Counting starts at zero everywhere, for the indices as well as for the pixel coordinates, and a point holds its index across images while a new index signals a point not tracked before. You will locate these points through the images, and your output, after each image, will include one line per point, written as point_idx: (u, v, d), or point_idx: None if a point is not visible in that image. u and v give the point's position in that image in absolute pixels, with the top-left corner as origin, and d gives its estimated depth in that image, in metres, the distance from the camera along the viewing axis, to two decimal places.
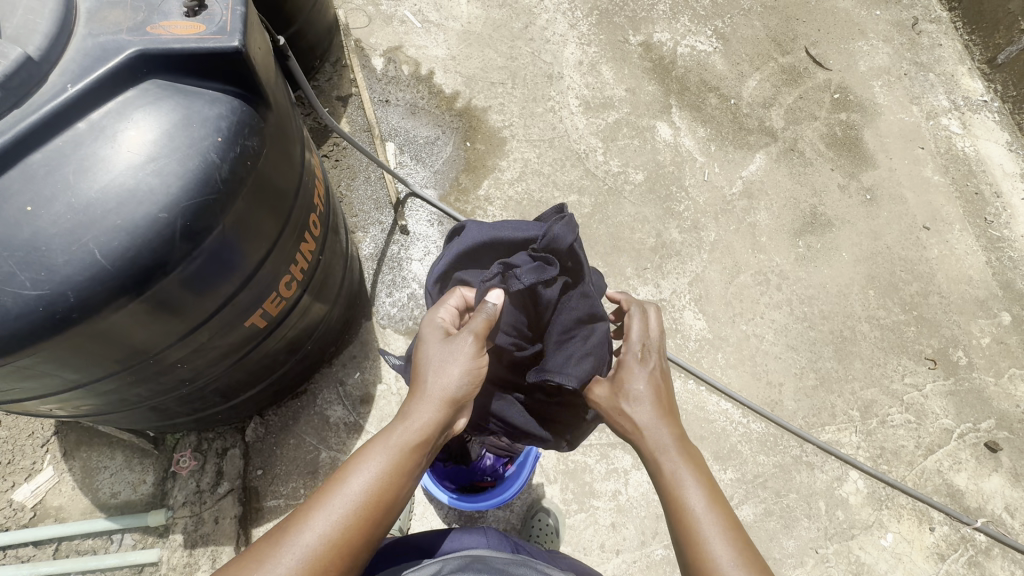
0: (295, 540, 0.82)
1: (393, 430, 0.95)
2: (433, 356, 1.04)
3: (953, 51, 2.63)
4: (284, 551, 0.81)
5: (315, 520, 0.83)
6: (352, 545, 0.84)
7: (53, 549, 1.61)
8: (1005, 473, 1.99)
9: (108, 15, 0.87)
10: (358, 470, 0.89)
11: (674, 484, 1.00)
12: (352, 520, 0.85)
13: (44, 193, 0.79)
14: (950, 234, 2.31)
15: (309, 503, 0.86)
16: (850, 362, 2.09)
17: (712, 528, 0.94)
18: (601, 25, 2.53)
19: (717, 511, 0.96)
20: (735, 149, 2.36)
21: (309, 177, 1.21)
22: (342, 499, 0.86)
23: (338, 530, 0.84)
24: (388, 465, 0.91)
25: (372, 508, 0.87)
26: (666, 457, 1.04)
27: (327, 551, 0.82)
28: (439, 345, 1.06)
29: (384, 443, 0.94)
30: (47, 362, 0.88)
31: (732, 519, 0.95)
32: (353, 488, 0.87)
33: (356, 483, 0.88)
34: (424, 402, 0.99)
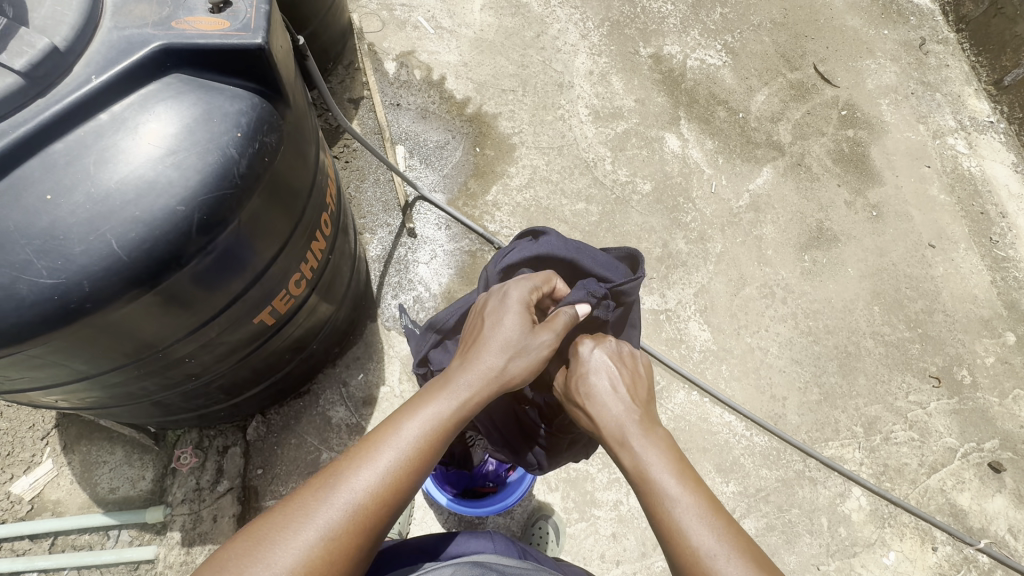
0: (342, 486, 0.80)
1: (445, 393, 0.94)
2: (498, 334, 1.03)
3: (961, 72, 2.65)
4: (326, 501, 0.78)
5: (361, 472, 0.81)
6: (396, 498, 0.83)
7: (49, 543, 1.60)
8: (1008, 495, 1.98)
9: (133, 9, 0.88)
10: (410, 425, 0.88)
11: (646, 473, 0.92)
12: (397, 475, 0.83)
13: (64, 182, 0.79)
14: (955, 253, 2.31)
15: (356, 450, 0.84)
16: (853, 378, 2.08)
17: (691, 516, 0.85)
18: (612, 36, 2.55)
19: (691, 488, 0.89)
20: (742, 163, 2.37)
21: (322, 178, 1.22)
22: (390, 455, 0.84)
23: (386, 481, 0.82)
24: (437, 426, 0.90)
25: (420, 464, 0.86)
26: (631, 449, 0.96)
27: (372, 501, 0.80)
28: (507, 323, 1.05)
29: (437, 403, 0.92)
30: (58, 352, 0.88)
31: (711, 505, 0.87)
32: (405, 440, 0.86)
33: (407, 436, 0.87)
34: (479, 372, 0.98)
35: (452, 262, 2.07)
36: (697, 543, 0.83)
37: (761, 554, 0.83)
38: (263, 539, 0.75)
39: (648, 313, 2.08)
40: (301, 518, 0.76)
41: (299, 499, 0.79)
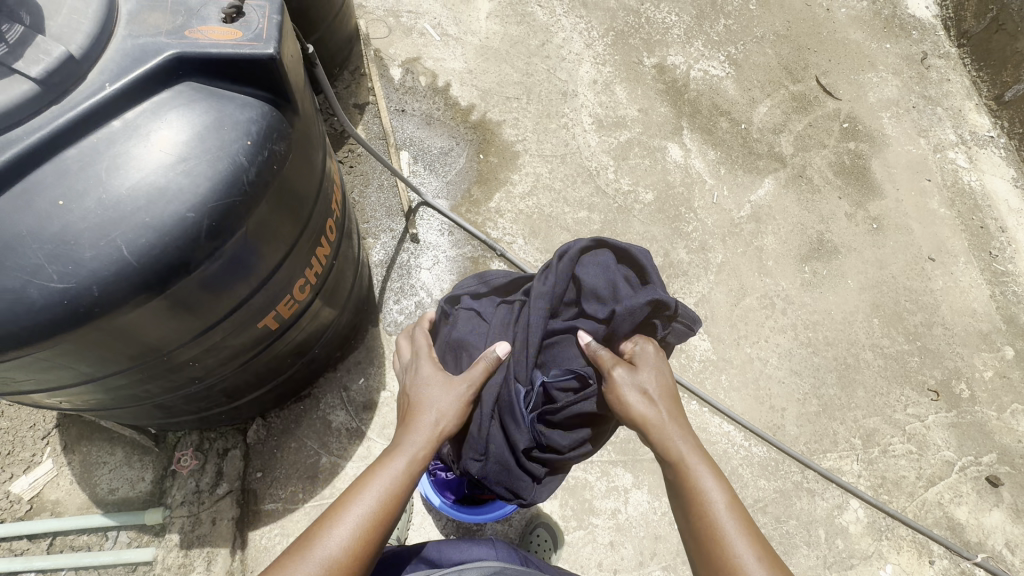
0: (313, 551, 0.88)
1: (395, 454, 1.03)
2: (433, 394, 1.13)
3: (962, 86, 2.67)
4: (304, 560, 0.87)
5: (332, 531, 0.91)
6: (365, 555, 0.91)
7: (47, 544, 1.60)
8: (1006, 509, 1.98)
9: (148, 18, 0.89)
10: (365, 491, 0.96)
11: (692, 476, 1.04)
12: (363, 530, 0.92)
13: (77, 187, 0.80)
14: (954, 267, 2.32)
15: (322, 519, 0.92)
16: (852, 390, 2.09)
17: (731, 525, 0.98)
18: (616, 45, 2.57)
19: (732, 503, 1.01)
20: (744, 174, 2.39)
21: (328, 184, 1.23)
22: (355, 514, 0.93)
23: (351, 542, 0.90)
24: (394, 482, 1.00)
25: (380, 522, 0.94)
26: (682, 459, 1.07)
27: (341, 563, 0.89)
28: (436, 383, 1.16)
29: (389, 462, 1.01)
30: (65, 355, 0.89)
31: (743, 511, 1.00)
32: (362, 504, 0.94)
33: (366, 501, 0.95)
34: (423, 431, 1.07)
35: (454, 268, 2.08)
36: (736, 551, 0.95)
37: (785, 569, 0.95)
38: None
39: None
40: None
41: (276, 570, 0.87)
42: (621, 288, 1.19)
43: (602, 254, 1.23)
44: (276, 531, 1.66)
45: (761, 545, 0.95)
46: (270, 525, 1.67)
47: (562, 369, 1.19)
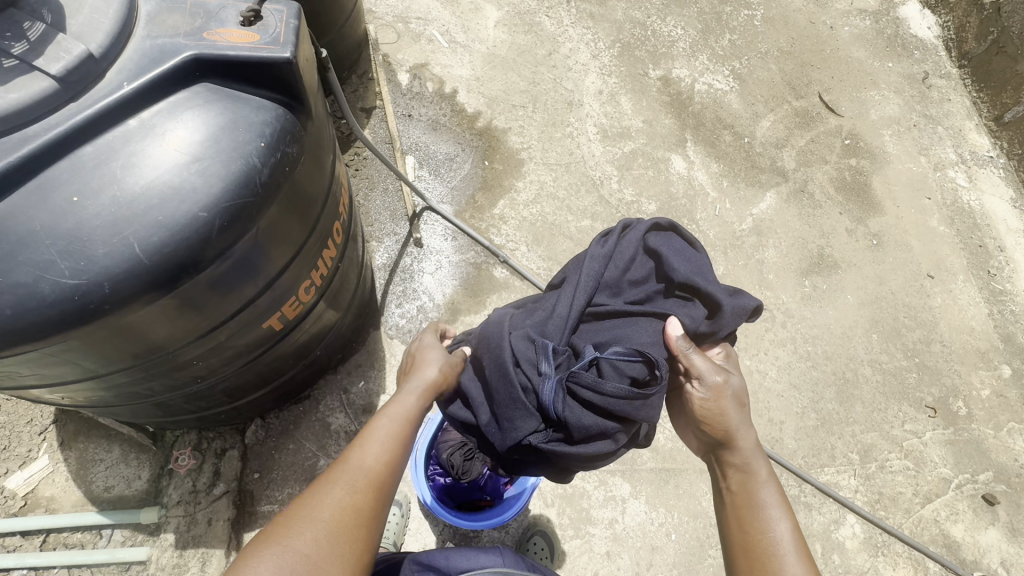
0: (342, 472, 0.97)
1: (399, 404, 1.10)
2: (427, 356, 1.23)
3: (962, 106, 2.70)
4: (335, 479, 0.96)
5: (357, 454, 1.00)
6: (387, 476, 1.00)
7: (40, 541, 1.58)
8: (1001, 528, 1.98)
9: (167, 19, 0.90)
10: (378, 426, 1.06)
11: (757, 493, 1.10)
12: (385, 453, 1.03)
13: (91, 184, 0.81)
14: (953, 284, 2.34)
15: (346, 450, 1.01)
16: (851, 405, 2.10)
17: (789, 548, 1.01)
18: (622, 57, 2.59)
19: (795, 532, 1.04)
20: (746, 187, 2.41)
21: (337, 187, 1.23)
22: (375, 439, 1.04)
23: (374, 467, 1.00)
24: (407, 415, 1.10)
25: (396, 450, 1.04)
26: (753, 476, 1.12)
27: (368, 483, 0.98)
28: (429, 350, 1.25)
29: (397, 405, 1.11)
30: (72, 351, 0.89)
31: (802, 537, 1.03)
32: (379, 438, 1.04)
33: (380, 434, 1.05)
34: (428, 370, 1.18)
35: (457, 273, 2.08)
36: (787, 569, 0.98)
37: None
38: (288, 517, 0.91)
39: None
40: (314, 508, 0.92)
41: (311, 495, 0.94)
42: (703, 271, 1.16)
43: (674, 236, 1.21)
44: None
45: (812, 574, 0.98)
46: (266, 527, 1.66)
47: (626, 349, 1.09)
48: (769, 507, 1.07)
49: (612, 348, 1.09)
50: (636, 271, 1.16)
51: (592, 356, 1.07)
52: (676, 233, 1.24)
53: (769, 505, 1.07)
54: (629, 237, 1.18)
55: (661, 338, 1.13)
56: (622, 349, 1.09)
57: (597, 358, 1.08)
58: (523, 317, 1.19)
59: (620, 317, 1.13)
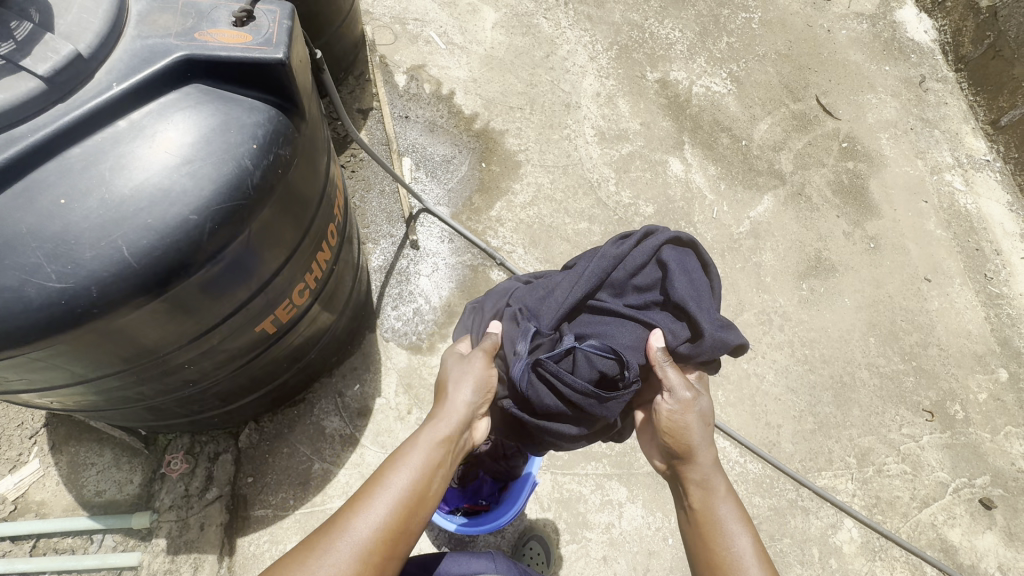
0: (347, 528, 0.89)
1: (416, 447, 1.01)
2: (456, 379, 1.14)
3: (959, 110, 2.71)
4: (336, 539, 0.87)
5: (363, 511, 0.91)
6: (402, 532, 0.92)
7: (30, 546, 1.57)
8: (998, 532, 1.98)
9: (157, 19, 0.89)
10: (392, 475, 0.96)
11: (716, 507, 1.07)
12: (396, 509, 0.93)
13: (79, 186, 0.79)
14: (951, 288, 2.34)
15: (353, 499, 0.92)
16: (848, 409, 2.09)
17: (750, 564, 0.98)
18: (620, 59, 2.59)
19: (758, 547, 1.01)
20: (744, 190, 2.40)
21: (331, 190, 1.22)
22: (386, 491, 0.94)
23: (387, 521, 0.91)
24: (426, 466, 0.99)
25: (413, 502, 0.95)
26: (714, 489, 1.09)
27: (377, 541, 0.89)
28: (460, 369, 1.16)
29: (419, 442, 1.02)
30: (59, 355, 0.87)
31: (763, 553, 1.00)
32: (396, 484, 0.95)
33: (397, 481, 0.96)
34: (453, 411, 1.08)
35: (453, 275, 2.07)
36: None
37: None
38: None
39: None
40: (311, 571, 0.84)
41: (311, 550, 0.86)
42: (705, 298, 1.14)
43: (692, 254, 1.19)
44: (264, 537, 1.64)
45: None
46: (259, 531, 1.64)
47: (600, 345, 1.13)
48: (730, 522, 1.04)
49: (591, 342, 1.13)
50: (643, 277, 1.16)
51: (569, 347, 1.13)
52: (696, 251, 1.20)
53: (728, 521, 1.04)
54: (644, 244, 1.15)
55: (642, 346, 1.15)
56: (600, 345, 1.13)
57: (574, 349, 1.13)
58: (533, 290, 1.24)
59: (611, 316, 1.16)
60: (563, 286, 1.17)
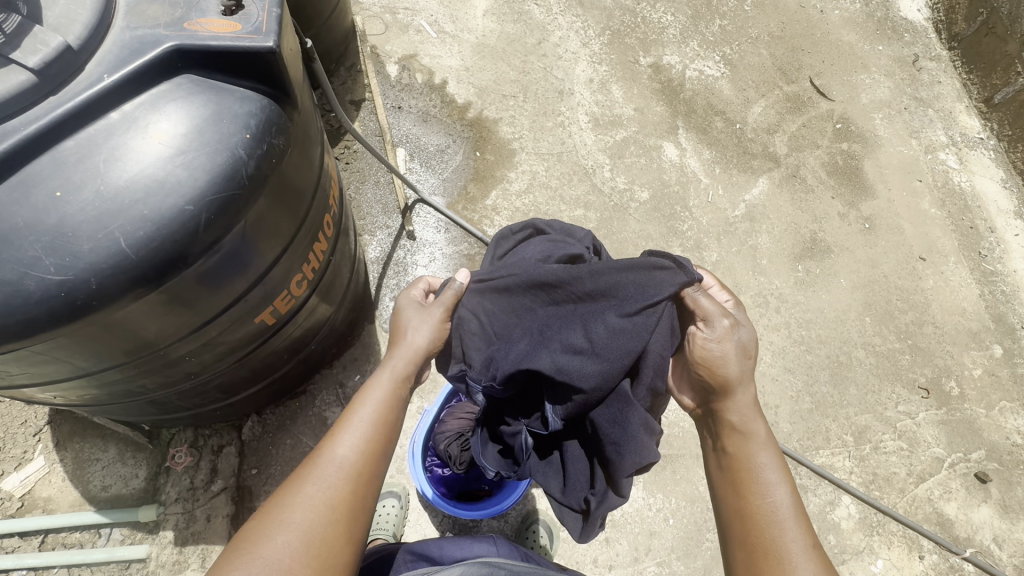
0: (328, 458, 0.92)
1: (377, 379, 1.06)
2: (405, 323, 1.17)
3: (952, 88, 2.71)
4: (319, 470, 0.91)
5: (339, 441, 0.94)
6: (374, 459, 0.96)
7: (38, 542, 1.58)
8: (994, 505, 2.01)
9: (146, 9, 0.89)
10: (360, 408, 1.00)
11: (748, 433, 1.04)
12: (371, 435, 0.97)
13: (74, 178, 0.79)
14: (945, 266, 2.36)
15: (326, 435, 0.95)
16: (845, 388, 2.11)
17: (775, 491, 0.96)
18: (613, 44, 2.58)
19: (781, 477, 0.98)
20: (738, 173, 2.41)
21: (326, 179, 1.22)
22: (357, 422, 0.98)
23: (366, 447, 0.95)
24: (389, 394, 1.04)
25: (384, 427, 1.00)
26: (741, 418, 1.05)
27: (361, 465, 0.93)
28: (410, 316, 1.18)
29: (379, 380, 1.06)
30: (60, 349, 0.88)
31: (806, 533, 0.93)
32: (365, 416, 0.99)
33: (363, 413, 1.00)
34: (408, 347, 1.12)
35: (450, 265, 2.08)
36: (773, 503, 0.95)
37: (812, 541, 0.92)
38: (274, 514, 0.86)
39: None
40: (292, 507, 0.86)
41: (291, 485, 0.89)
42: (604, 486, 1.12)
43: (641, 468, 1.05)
44: None
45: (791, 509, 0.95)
46: None
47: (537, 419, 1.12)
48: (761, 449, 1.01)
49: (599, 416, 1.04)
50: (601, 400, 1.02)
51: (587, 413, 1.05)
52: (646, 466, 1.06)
53: (759, 449, 1.01)
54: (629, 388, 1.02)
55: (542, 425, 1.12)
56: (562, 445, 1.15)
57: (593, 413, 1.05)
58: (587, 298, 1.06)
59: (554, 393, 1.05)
60: (665, 338, 1.06)
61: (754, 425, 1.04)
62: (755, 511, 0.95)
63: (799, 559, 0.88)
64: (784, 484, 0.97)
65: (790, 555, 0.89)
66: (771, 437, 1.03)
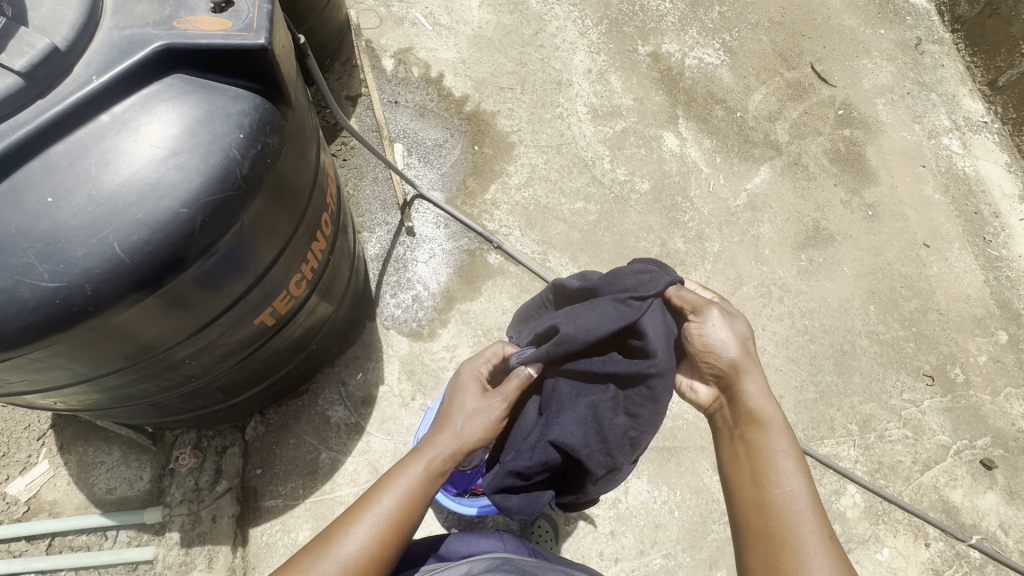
0: (327, 556, 0.89)
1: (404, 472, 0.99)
2: (455, 406, 1.08)
3: (955, 72, 2.67)
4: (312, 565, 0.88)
5: (343, 539, 0.91)
6: (376, 563, 0.92)
7: (45, 545, 1.58)
8: (999, 491, 2.01)
9: (134, 8, 0.87)
10: (378, 503, 0.95)
11: (763, 421, 1.05)
12: (377, 539, 0.92)
13: (65, 183, 0.78)
14: (950, 252, 2.33)
15: (339, 522, 0.93)
16: (849, 376, 2.10)
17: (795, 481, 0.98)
18: (611, 33, 2.54)
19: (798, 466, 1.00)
20: (740, 162, 2.38)
21: (323, 177, 1.21)
22: (368, 520, 0.93)
23: (367, 549, 0.91)
24: (409, 496, 0.97)
25: (395, 533, 0.94)
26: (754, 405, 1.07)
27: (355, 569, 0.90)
28: (466, 398, 1.08)
29: (410, 465, 1.00)
30: (58, 355, 0.87)
31: (827, 524, 0.94)
32: (378, 514, 0.94)
33: (382, 505, 0.95)
34: (447, 443, 1.02)
35: (450, 260, 2.06)
36: (791, 493, 0.96)
37: (832, 533, 0.93)
38: None
39: None
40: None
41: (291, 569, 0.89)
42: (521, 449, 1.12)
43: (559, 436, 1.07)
44: (276, 526, 1.66)
45: (815, 499, 0.96)
46: (271, 522, 1.66)
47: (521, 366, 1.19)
48: (777, 437, 1.03)
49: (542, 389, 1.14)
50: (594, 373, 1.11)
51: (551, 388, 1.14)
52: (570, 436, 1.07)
53: (775, 436, 1.03)
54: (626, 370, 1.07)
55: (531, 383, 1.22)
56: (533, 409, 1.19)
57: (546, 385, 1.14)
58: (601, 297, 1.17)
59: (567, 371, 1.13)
60: (661, 333, 1.07)
61: (770, 413, 1.05)
62: (774, 501, 0.97)
63: (815, 549, 0.89)
64: (799, 475, 0.98)
65: (805, 544, 0.90)
66: (788, 428, 1.04)
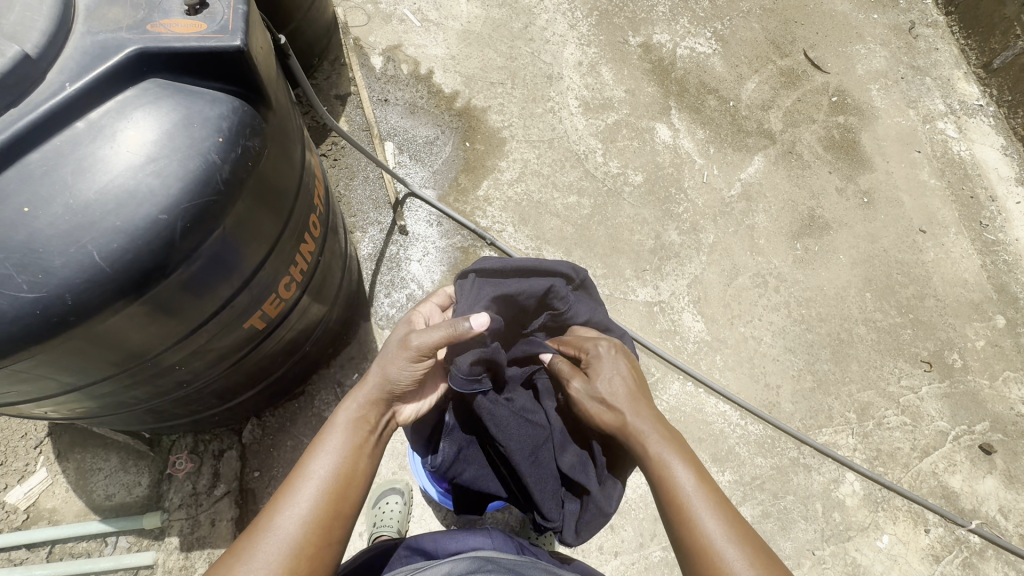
0: (271, 528, 0.89)
1: (332, 426, 1.03)
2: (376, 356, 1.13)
3: (950, 55, 2.65)
4: (261, 542, 0.87)
5: (286, 506, 0.91)
6: (326, 525, 0.92)
7: (45, 552, 1.59)
8: (999, 476, 2.00)
9: (107, 13, 0.86)
10: (313, 461, 0.98)
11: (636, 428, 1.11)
12: (320, 497, 0.93)
13: (42, 193, 0.78)
14: (946, 238, 2.32)
15: (278, 494, 0.93)
16: (847, 364, 2.10)
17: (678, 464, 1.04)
18: (601, 25, 2.52)
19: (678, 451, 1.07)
20: (734, 152, 2.36)
21: (309, 178, 1.20)
22: (309, 481, 0.95)
23: (311, 511, 0.91)
24: (343, 447, 1.00)
25: (337, 488, 0.96)
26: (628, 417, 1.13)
27: (306, 533, 0.89)
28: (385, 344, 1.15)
29: (337, 426, 1.03)
30: (44, 365, 0.87)
31: (720, 495, 1.01)
32: (317, 473, 0.96)
33: (319, 469, 0.96)
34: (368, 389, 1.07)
35: (444, 258, 2.06)
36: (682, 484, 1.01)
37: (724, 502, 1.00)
38: None
39: (642, 305, 2.08)
40: (241, 568, 0.84)
41: (234, 553, 0.86)
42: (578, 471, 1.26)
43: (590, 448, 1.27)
44: None
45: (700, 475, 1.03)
46: None
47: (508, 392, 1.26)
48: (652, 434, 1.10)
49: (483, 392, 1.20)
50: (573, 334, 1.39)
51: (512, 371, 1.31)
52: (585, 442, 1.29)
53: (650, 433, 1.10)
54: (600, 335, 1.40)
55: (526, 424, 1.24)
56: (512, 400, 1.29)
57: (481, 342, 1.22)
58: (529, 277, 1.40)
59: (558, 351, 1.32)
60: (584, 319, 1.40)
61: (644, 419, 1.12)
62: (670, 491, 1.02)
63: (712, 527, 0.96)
64: (688, 467, 1.04)
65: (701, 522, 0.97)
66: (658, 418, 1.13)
